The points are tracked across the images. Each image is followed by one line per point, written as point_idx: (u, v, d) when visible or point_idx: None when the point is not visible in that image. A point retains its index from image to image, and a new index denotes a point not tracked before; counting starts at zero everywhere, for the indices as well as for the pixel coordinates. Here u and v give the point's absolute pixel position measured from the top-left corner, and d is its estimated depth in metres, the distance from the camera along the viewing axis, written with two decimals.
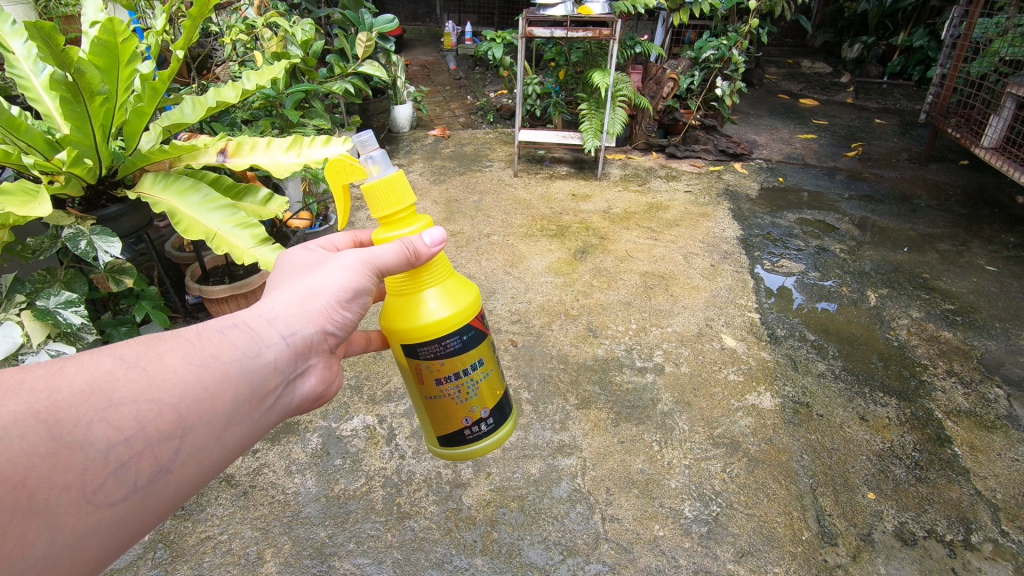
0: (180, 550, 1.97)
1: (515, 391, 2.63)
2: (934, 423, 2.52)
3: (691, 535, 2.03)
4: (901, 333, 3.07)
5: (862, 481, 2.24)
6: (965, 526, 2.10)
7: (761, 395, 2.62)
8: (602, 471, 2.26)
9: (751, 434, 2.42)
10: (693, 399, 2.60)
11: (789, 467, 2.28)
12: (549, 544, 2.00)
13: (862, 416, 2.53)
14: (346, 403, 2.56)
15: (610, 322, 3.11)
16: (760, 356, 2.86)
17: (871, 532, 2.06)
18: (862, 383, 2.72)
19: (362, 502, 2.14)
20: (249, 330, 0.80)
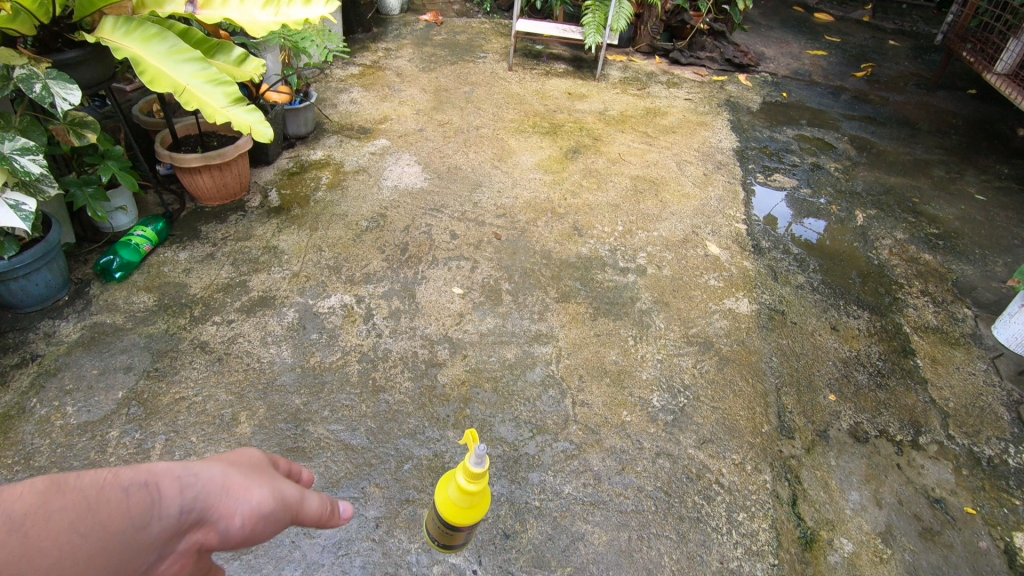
0: (153, 408, 1.95)
1: (495, 281, 2.60)
2: (901, 336, 2.56)
3: (656, 422, 2.06)
4: (882, 252, 3.06)
5: (825, 385, 2.29)
6: (915, 428, 2.17)
7: (739, 300, 2.62)
8: (576, 360, 2.27)
9: (725, 336, 2.43)
10: (672, 300, 2.58)
11: (757, 368, 2.31)
12: (519, 422, 2.01)
13: (834, 326, 2.56)
14: (324, 283, 2.52)
15: (596, 222, 3.03)
16: (743, 266, 2.82)
17: (827, 429, 2.12)
18: (838, 297, 2.74)
19: (338, 376, 2.12)
20: (177, 505, 0.57)
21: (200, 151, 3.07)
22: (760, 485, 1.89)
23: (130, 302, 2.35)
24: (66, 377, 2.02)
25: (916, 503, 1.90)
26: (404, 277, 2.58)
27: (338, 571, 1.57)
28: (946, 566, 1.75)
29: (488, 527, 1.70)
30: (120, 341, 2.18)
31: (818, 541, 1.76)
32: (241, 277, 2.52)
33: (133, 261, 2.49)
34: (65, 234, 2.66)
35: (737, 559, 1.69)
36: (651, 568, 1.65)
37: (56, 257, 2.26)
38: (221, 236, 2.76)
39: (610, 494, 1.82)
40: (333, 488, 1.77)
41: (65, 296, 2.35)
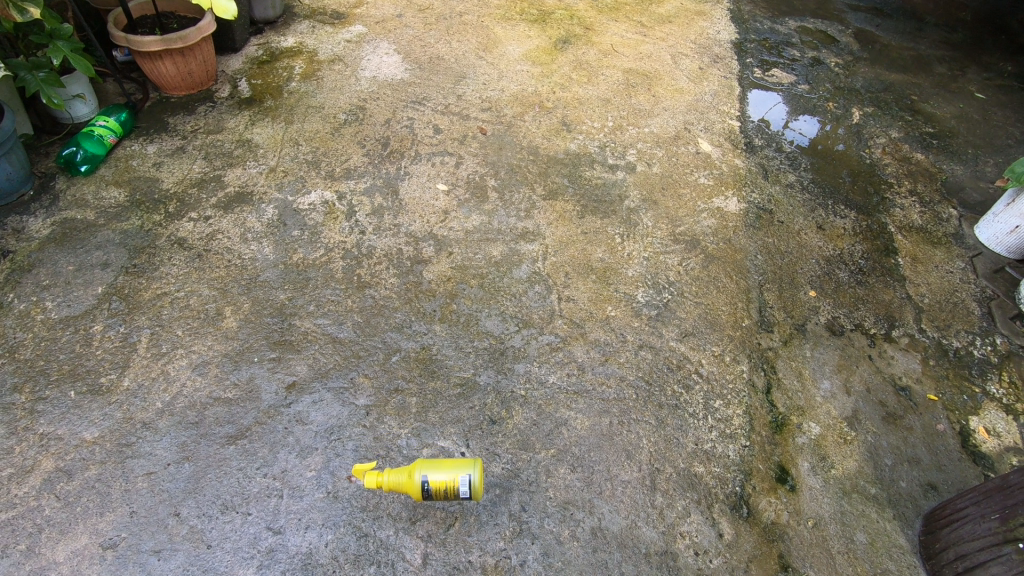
0: (136, 303, 1.89)
1: (482, 178, 2.46)
2: (886, 235, 2.47)
3: (640, 317, 2.02)
4: (875, 151, 2.93)
5: (807, 282, 2.23)
6: (890, 322, 2.13)
7: (728, 200, 2.51)
8: (563, 257, 2.19)
9: (712, 235, 2.34)
10: (661, 199, 2.48)
11: (742, 266, 2.23)
12: (505, 317, 1.96)
13: (819, 225, 2.47)
14: (303, 178, 2.37)
15: (585, 118, 2.87)
16: (734, 163, 2.72)
17: (805, 323, 2.08)
18: (827, 197, 2.63)
19: (322, 272, 2.04)
20: None
21: (159, 34, 2.78)
22: (738, 375, 1.87)
23: (100, 198, 2.23)
24: (42, 273, 1.95)
25: (883, 390, 1.91)
26: (386, 172, 2.44)
27: (331, 454, 1.59)
28: (905, 447, 1.77)
29: (474, 414, 1.71)
30: (94, 237, 2.08)
31: (788, 426, 1.77)
32: (215, 172, 2.37)
33: (99, 154, 2.34)
34: (21, 124, 2.42)
35: (711, 441, 1.71)
36: (631, 451, 1.66)
37: (14, 148, 2.13)
38: (191, 128, 2.58)
39: (593, 383, 1.81)
40: (323, 379, 1.75)
41: (31, 190, 2.23)
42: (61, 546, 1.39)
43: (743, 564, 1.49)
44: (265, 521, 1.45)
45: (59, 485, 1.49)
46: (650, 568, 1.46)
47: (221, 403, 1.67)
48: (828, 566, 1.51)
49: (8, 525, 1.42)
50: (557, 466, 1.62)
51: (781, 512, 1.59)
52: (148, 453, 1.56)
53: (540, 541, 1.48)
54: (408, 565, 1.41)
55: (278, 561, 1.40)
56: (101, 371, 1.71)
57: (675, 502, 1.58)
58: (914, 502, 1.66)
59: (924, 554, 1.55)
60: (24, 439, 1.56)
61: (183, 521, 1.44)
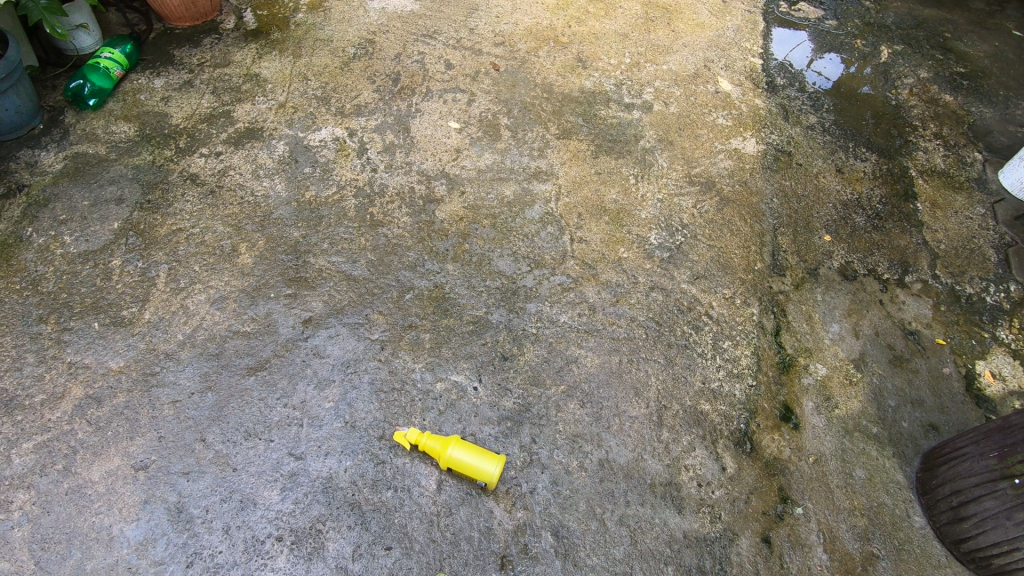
0: (152, 239, 1.90)
1: (494, 116, 2.39)
2: (906, 179, 2.39)
3: (652, 259, 2.00)
4: (902, 92, 2.79)
5: (822, 226, 2.17)
6: (903, 268, 2.09)
7: (746, 140, 2.42)
8: (576, 199, 2.16)
9: (728, 177, 2.28)
10: (677, 139, 2.39)
11: (757, 209, 2.18)
12: (517, 257, 1.93)
13: (839, 168, 2.38)
14: (313, 114, 2.32)
15: (602, 53, 2.73)
16: (754, 103, 2.59)
17: (818, 268, 2.05)
18: (848, 139, 2.51)
19: (334, 210, 2.02)
20: None
21: None
22: (747, 317, 1.88)
23: (110, 132, 2.21)
24: (58, 208, 1.95)
25: (892, 334, 1.91)
26: (398, 109, 2.38)
27: (348, 386, 1.62)
28: (909, 389, 1.79)
29: (487, 350, 1.72)
30: (107, 172, 2.07)
31: (794, 366, 1.79)
32: (224, 107, 2.33)
33: (106, 88, 2.30)
34: (27, 55, 2.37)
35: (718, 380, 1.73)
36: (640, 388, 1.68)
37: (20, 80, 2.11)
38: (198, 61, 2.51)
39: (604, 323, 1.81)
40: (339, 315, 1.76)
41: (41, 124, 2.22)
42: (96, 467, 1.46)
43: (744, 496, 1.55)
44: (287, 448, 1.51)
45: (90, 411, 1.54)
46: (655, 497, 1.52)
47: (240, 336, 1.70)
48: (827, 499, 1.56)
49: (44, 447, 1.48)
50: (567, 402, 1.64)
51: (783, 448, 1.63)
52: (173, 382, 1.60)
53: (550, 471, 1.53)
54: (423, 490, 1.48)
55: (300, 484, 1.46)
56: (122, 303, 1.74)
57: (681, 437, 1.62)
58: (914, 441, 1.69)
59: (919, 489, 1.60)
60: (53, 367, 1.60)
61: (209, 446, 1.50)
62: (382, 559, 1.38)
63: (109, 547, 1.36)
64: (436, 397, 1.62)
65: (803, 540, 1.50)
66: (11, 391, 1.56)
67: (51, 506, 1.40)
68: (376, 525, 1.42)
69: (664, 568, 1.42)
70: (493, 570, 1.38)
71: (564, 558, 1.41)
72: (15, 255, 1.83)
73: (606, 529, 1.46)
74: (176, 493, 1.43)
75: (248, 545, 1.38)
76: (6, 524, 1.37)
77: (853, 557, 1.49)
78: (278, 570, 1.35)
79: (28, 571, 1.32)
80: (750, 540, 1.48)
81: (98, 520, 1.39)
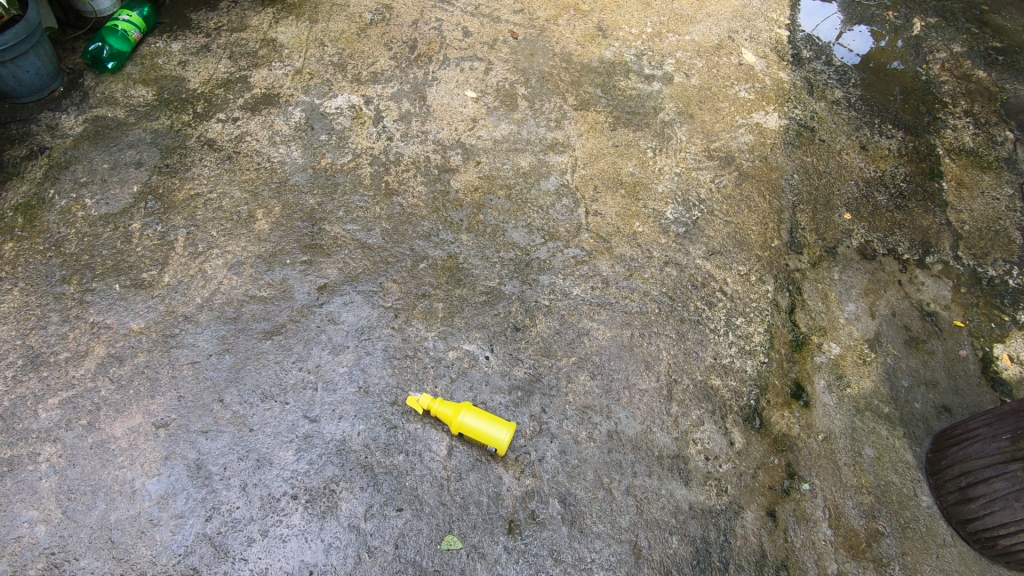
0: (171, 203, 1.92)
1: (511, 85, 2.35)
2: (932, 158, 2.32)
3: (668, 234, 1.97)
4: (932, 68, 2.70)
5: (843, 204, 2.13)
6: (925, 249, 2.05)
7: (768, 115, 2.36)
8: (592, 170, 2.12)
9: (748, 151, 2.23)
10: (698, 112, 2.34)
11: (777, 185, 2.14)
12: (532, 229, 1.94)
13: (863, 145, 2.32)
14: (329, 81, 2.31)
15: (623, 23, 2.66)
16: (778, 77, 2.52)
17: (837, 246, 2.01)
18: (874, 115, 2.44)
19: (350, 178, 2.02)
20: None
21: None
22: (763, 294, 1.86)
23: (128, 96, 2.21)
24: (79, 170, 1.98)
25: (909, 315, 1.88)
26: (414, 77, 2.35)
27: (362, 352, 1.65)
28: (924, 370, 1.77)
29: (499, 320, 1.73)
30: (126, 136, 2.09)
31: (807, 344, 1.78)
32: (241, 72, 2.32)
33: (124, 51, 2.30)
34: (45, 17, 2.37)
35: (730, 356, 1.73)
36: (650, 362, 1.69)
37: (41, 41, 2.12)
38: (214, 25, 2.49)
39: (617, 296, 1.81)
40: (353, 282, 1.78)
41: (61, 87, 2.22)
42: (118, 423, 1.51)
43: (751, 471, 1.56)
44: (302, 410, 1.55)
45: (112, 369, 1.58)
46: (662, 469, 1.54)
47: (257, 300, 1.72)
48: (834, 476, 1.57)
49: (69, 402, 1.53)
50: (578, 373, 1.66)
51: (793, 425, 1.64)
52: (191, 343, 1.64)
53: (559, 440, 1.55)
54: (435, 455, 1.51)
55: (314, 446, 1.50)
56: (142, 266, 1.77)
57: (690, 411, 1.63)
58: (925, 422, 1.69)
59: (928, 469, 1.60)
60: (76, 326, 1.64)
61: (227, 407, 1.54)
62: (393, 519, 1.42)
63: (132, 500, 1.41)
64: (448, 365, 1.64)
65: (808, 515, 1.51)
66: (36, 348, 1.60)
67: (76, 459, 1.45)
68: (388, 487, 1.46)
69: (669, 537, 1.45)
70: (502, 534, 1.42)
71: (571, 525, 1.44)
72: (38, 217, 1.86)
73: (613, 498, 1.49)
74: (195, 450, 1.48)
75: (264, 502, 1.42)
76: (35, 475, 1.43)
77: (857, 533, 1.50)
78: (293, 527, 1.40)
79: (56, 519, 1.38)
80: (755, 513, 1.50)
81: (121, 474, 1.44)
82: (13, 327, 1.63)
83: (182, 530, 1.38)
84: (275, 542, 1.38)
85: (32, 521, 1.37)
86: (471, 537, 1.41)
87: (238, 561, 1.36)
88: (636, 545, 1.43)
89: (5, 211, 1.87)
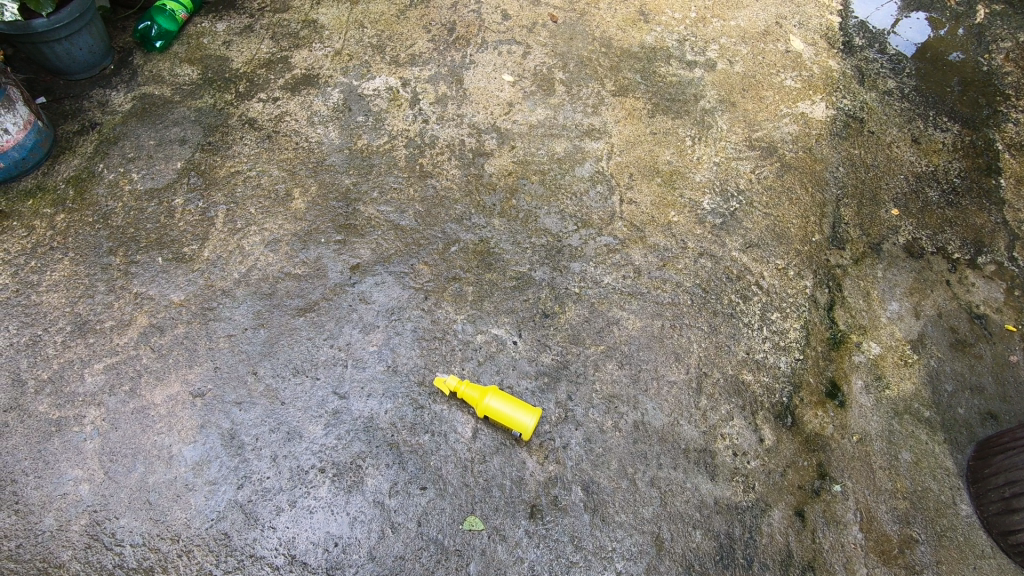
0: (212, 180, 1.96)
1: (549, 70, 2.32)
2: (990, 153, 2.20)
3: (704, 224, 1.92)
4: (995, 58, 2.55)
5: (891, 199, 2.04)
6: (977, 248, 1.95)
7: (815, 105, 2.27)
8: (628, 158, 2.08)
9: (792, 142, 2.16)
10: (741, 100, 2.27)
11: (820, 177, 2.06)
12: (564, 216, 1.92)
13: (915, 138, 2.21)
14: (368, 63, 2.31)
15: (666, 7, 2.59)
16: (827, 65, 2.42)
17: (882, 243, 1.93)
18: (929, 107, 2.32)
19: (385, 159, 2.03)
20: None
21: None
22: (801, 290, 1.80)
23: (174, 74, 2.26)
24: (126, 146, 2.04)
25: (956, 317, 1.80)
26: (452, 60, 2.34)
27: (392, 332, 1.66)
28: (970, 375, 1.70)
29: (528, 306, 1.72)
30: (171, 113, 2.14)
31: (846, 343, 1.72)
32: (282, 53, 2.35)
33: (172, 31, 2.34)
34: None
35: (764, 352, 1.69)
36: (680, 354, 1.66)
37: (94, 20, 2.18)
38: (258, 6, 2.52)
39: (648, 287, 1.78)
40: (385, 263, 1.79)
41: (112, 65, 2.29)
42: (158, 390, 1.56)
43: (780, 469, 1.52)
44: (331, 386, 1.57)
45: (153, 339, 1.64)
46: (688, 463, 1.51)
47: (292, 278, 1.75)
48: (868, 479, 1.52)
49: (113, 368, 1.59)
50: (605, 362, 1.64)
51: (826, 425, 1.59)
52: (228, 317, 1.68)
53: (584, 428, 1.54)
54: (459, 437, 1.51)
55: (342, 422, 1.52)
56: (184, 240, 1.82)
57: (719, 406, 1.59)
58: (969, 428, 1.61)
59: (970, 477, 1.53)
60: (121, 296, 1.70)
61: (260, 379, 1.58)
62: (417, 497, 1.43)
63: (169, 464, 1.46)
64: (476, 348, 1.64)
65: (838, 517, 1.47)
66: (84, 315, 1.67)
67: (118, 423, 1.51)
68: (413, 466, 1.47)
69: (692, 531, 1.43)
70: (523, 518, 1.42)
71: (593, 513, 1.44)
72: (88, 190, 1.92)
73: (636, 488, 1.47)
74: (229, 420, 1.52)
75: (293, 473, 1.46)
76: (80, 436, 1.49)
77: (890, 539, 1.45)
78: (320, 499, 1.43)
79: (99, 479, 1.44)
80: (783, 512, 1.47)
81: (160, 440, 1.50)
82: (63, 294, 1.70)
83: (215, 496, 1.43)
84: (303, 513, 1.42)
85: (77, 479, 1.44)
86: (493, 519, 1.41)
87: (267, 529, 1.40)
88: (658, 537, 1.42)
89: (57, 183, 1.94)
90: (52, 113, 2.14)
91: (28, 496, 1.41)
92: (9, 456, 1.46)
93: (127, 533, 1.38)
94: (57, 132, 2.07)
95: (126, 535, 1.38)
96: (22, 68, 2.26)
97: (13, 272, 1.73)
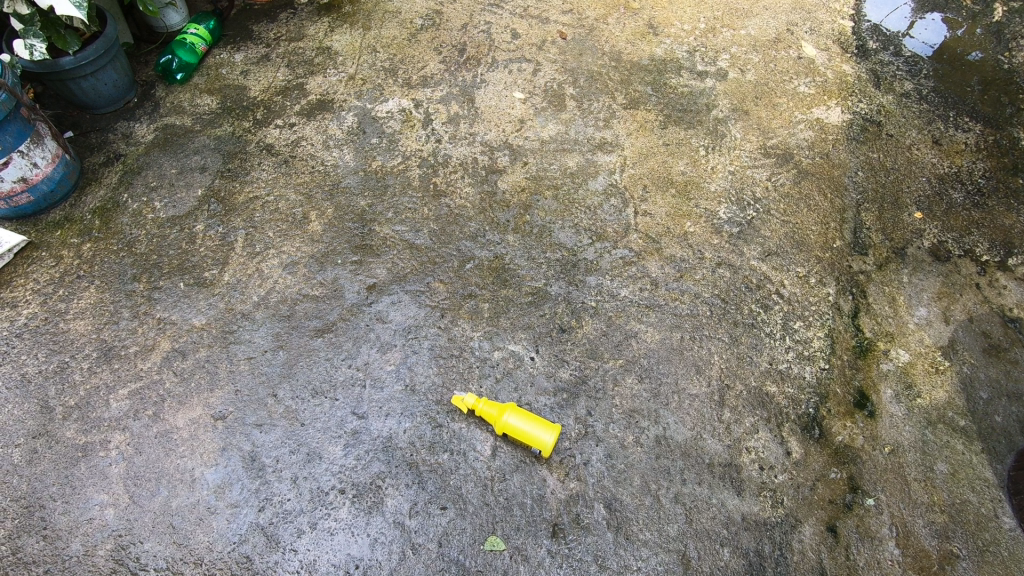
0: (231, 206, 2.00)
1: (559, 86, 2.33)
2: (1016, 152, 2.14)
3: (720, 234, 1.90)
4: (1017, 55, 2.48)
5: (913, 202, 1.99)
6: (1007, 250, 1.88)
7: (830, 110, 2.24)
8: (642, 170, 2.07)
9: (808, 148, 2.12)
10: (754, 108, 2.25)
11: (839, 183, 2.02)
12: (579, 230, 1.91)
13: (936, 140, 2.16)
14: (380, 86, 2.35)
15: (675, 19, 2.59)
16: (841, 70, 2.39)
17: (906, 247, 1.88)
18: (948, 108, 2.27)
19: (399, 179, 2.05)
20: None
21: None
22: (823, 298, 1.76)
23: (194, 105, 2.32)
24: (149, 175, 2.09)
25: (989, 321, 1.73)
26: (463, 80, 2.37)
27: (409, 351, 1.66)
28: (1006, 381, 1.63)
29: (545, 322, 1.71)
30: (191, 142, 2.19)
31: (873, 351, 1.67)
32: (297, 80, 2.40)
33: (192, 63, 2.42)
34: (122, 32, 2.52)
35: (787, 362, 1.65)
36: (701, 366, 1.63)
37: (117, 55, 2.25)
38: (274, 36, 2.58)
39: (666, 299, 1.75)
40: (401, 282, 1.80)
41: (135, 98, 2.36)
42: (181, 414, 1.57)
43: (810, 483, 1.47)
44: (350, 407, 1.57)
45: (176, 363, 1.66)
46: (713, 478, 1.47)
47: (310, 299, 1.77)
48: (902, 492, 1.46)
49: (137, 393, 1.61)
50: (624, 377, 1.61)
51: (856, 436, 1.54)
52: (247, 339, 1.70)
53: (604, 444, 1.51)
54: (478, 455, 1.50)
55: (361, 442, 1.52)
56: (204, 265, 1.85)
57: (743, 418, 1.55)
58: (1007, 437, 1.54)
59: (1011, 489, 1.46)
60: (145, 322, 1.73)
61: (280, 402, 1.58)
62: (437, 517, 1.41)
63: (192, 488, 1.47)
64: (493, 365, 1.63)
65: (873, 532, 1.41)
66: (109, 341, 1.70)
67: (142, 448, 1.53)
68: (432, 485, 1.46)
69: (720, 549, 1.38)
70: (545, 537, 1.39)
71: (616, 531, 1.40)
72: (112, 219, 1.97)
73: (660, 505, 1.43)
74: (250, 443, 1.52)
75: (313, 495, 1.45)
76: (105, 461, 1.51)
77: (929, 555, 1.38)
78: (340, 521, 1.42)
79: (124, 503, 1.45)
80: (814, 528, 1.41)
81: (182, 463, 1.51)
82: (90, 321, 1.74)
83: (237, 519, 1.43)
84: (323, 535, 1.41)
85: (102, 504, 1.45)
86: (514, 539, 1.39)
87: (288, 551, 1.39)
88: (684, 555, 1.37)
89: (84, 213, 2.00)
90: (79, 146, 2.21)
91: (56, 522, 1.43)
92: (38, 481, 1.48)
93: (151, 558, 1.38)
94: (84, 164, 2.13)
95: (151, 560, 1.38)
96: (50, 105, 2.35)
97: (42, 301, 1.78)
